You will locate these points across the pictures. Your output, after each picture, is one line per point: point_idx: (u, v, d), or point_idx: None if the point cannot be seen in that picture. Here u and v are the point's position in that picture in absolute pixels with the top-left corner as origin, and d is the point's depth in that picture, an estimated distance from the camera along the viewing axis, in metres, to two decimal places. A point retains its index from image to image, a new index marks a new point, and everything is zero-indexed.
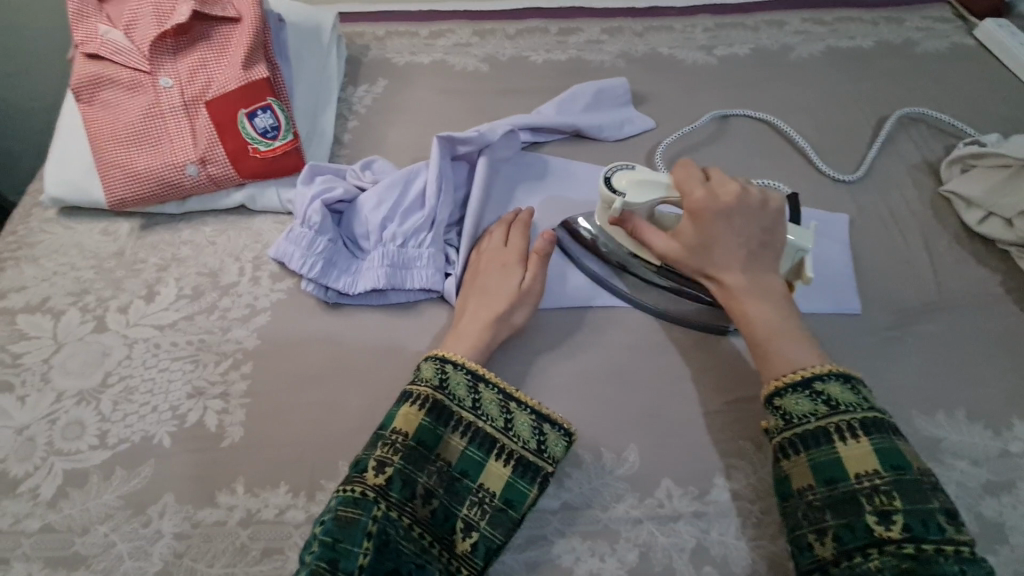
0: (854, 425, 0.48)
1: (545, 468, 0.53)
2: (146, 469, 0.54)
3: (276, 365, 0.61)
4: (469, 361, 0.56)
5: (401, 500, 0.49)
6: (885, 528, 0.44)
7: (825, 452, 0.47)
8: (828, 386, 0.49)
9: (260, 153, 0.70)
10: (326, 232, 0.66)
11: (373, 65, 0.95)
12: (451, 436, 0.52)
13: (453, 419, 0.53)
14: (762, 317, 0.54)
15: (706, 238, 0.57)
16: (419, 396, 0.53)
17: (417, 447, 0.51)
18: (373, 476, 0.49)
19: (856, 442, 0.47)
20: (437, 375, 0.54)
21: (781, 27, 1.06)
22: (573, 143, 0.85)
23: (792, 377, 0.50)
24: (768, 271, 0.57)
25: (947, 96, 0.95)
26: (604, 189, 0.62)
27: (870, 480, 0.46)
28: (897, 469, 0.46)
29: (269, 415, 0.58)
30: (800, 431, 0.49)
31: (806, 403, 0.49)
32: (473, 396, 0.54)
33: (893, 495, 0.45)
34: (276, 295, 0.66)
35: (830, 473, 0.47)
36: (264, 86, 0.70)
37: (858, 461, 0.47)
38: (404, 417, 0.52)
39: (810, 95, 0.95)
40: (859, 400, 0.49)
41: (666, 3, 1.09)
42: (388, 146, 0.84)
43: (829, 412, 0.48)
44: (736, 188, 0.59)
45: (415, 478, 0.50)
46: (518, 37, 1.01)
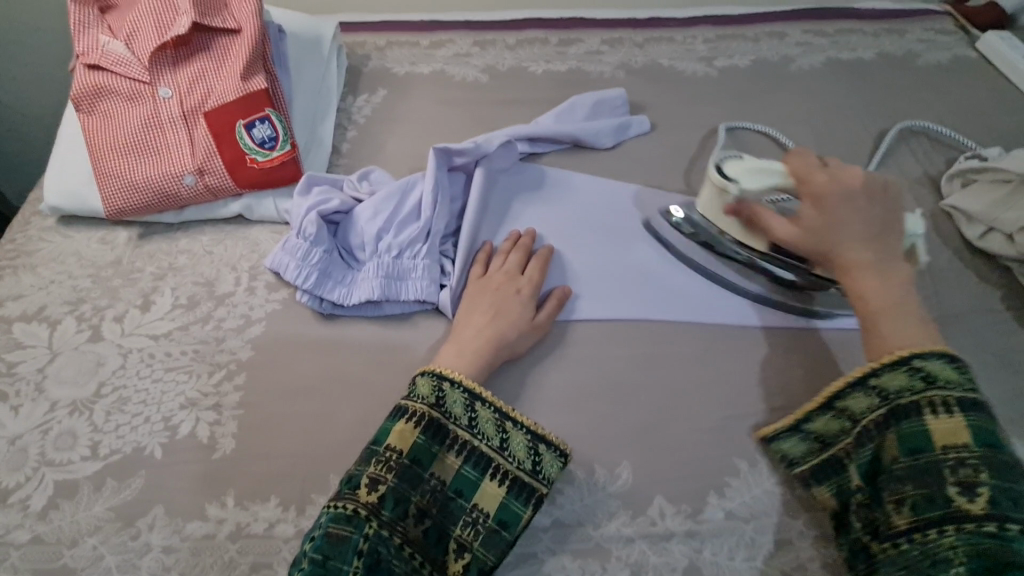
0: (949, 402, 0.47)
1: (540, 489, 0.52)
2: (136, 481, 0.54)
3: (268, 377, 0.61)
4: (466, 379, 0.55)
5: (394, 519, 0.49)
6: (969, 500, 0.43)
7: (914, 425, 0.47)
8: (927, 362, 0.49)
9: (258, 163, 0.70)
10: (321, 243, 0.65)
11: (373, 75, 0.96)
12: (446, 455, 0.52)
13: (449, 438, 0.53)
14: (882, 297, 0.53)
15: (828, 219, 0.57)
16: (414, 413, 0.53)
17: (412, 466, 0.51)
18: (366, 494, 0.49)
19: (947, 417, 0.46)
20: (434, 393, 0.54)
21: (781, 38, 1.06)
22: (571, 154, 0.85)
23: (887, 357, 0.50)
24: (890, 258, 0.55)
25: (948, 109, 0.95)
26: (716, 176, 0.66)
27: (958, 453, 0.45)
28: (989, 448, 0.45)
29: (260, 427, 0.57)
30: (893, 405, 0.49)
31: (902, 379, 0.49)
32: (470, 415, 0.54)
33: (981, 470, 0.44)
34: (271, 306, 0.66)
35: (914, 444, 0.47)
36: (263, 97, 0.70)
37: (947, 435, 0.46)
38: (399, 434, 0.51)
39: (810, 107, 0.95)
40: (960, 380, 0.48)
41: (666, 14, 1.09)
42: (387, 155, 0.84)
43: (925, 387, 0.48)
44: (860, 176, 0.58)
45: (409, 496, 0.50)
46: (518, 48, 1.02)
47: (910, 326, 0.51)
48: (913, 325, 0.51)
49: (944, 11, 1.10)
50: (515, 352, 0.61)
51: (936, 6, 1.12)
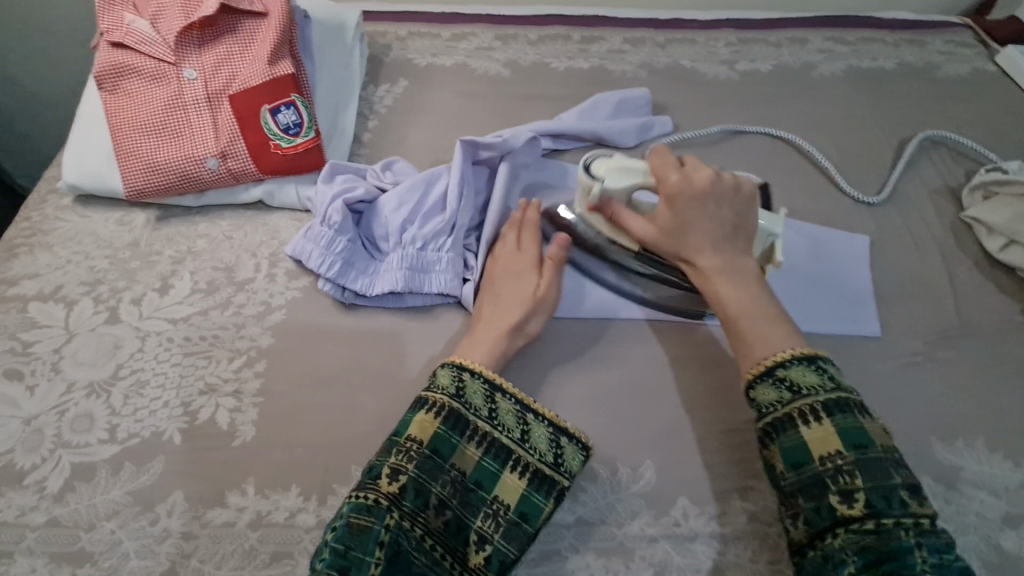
0: (816, 408, 0.47)
1: (561, 482, 0.52)
2: (155, 466, 0.53)
3: (290, 365, 0.60)
4: (485, 370, 0.55)
5: (415, 509, 0.48)
6: (848, 506, 0.44)
7: (792, 438, 0.47)
8: (788, 369, 0.49)
9: (282, 149, 0.69)
10: (345, 232, 0.64)
11: (394, 66, 0.95)
12: (466, 446, 0.52)
13: (469, 428, 0.52)
14: (732, 297, 0.54)
15: (679, 221, 0.57)
16: (435, 404, 0.52)
17: (432, 455, 0.50)
18: (387, 484, 0.48)
19: (818, 425, 0.47)
20: (454, 383, 0.54)
21: (803, 45, 1.06)
22: (593, 152, 0.84)
23: (758, 368, 0.51)
24: (743, 262, 0.56)
25: (967, 121, 0.95)
26: (582, 176, 0.63)
27: (833, 461, 0.46)
28: (858, 447, 0.45)
29: (280, 416, 0.57)
30: (769, 419, 0.49)
31: (772, 392, 0.49)
32: (490, 406, 0.54)
33: (855, 474, 0.45)
34: (291, 294, 0.65)
35: (796, 457, 0.47)
36: (289, 82, 0.69)
37: (821, 443, 0.46)
38: (419, 424, 0.51)
39: (831, 113, 0.95)
40: (823, 382, 0.48)
41: (688, 15, 1.09)
42: (408, 146, 0.83)
43: (793, 397, 0.48)
44: (711, 176, 0.57)
45: (430, 487, 0.49)
46: (540, 43, 1.01)
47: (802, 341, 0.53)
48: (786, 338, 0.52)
49: (965, 24, 1.10)
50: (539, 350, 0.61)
51: (956, 18, 1.12)
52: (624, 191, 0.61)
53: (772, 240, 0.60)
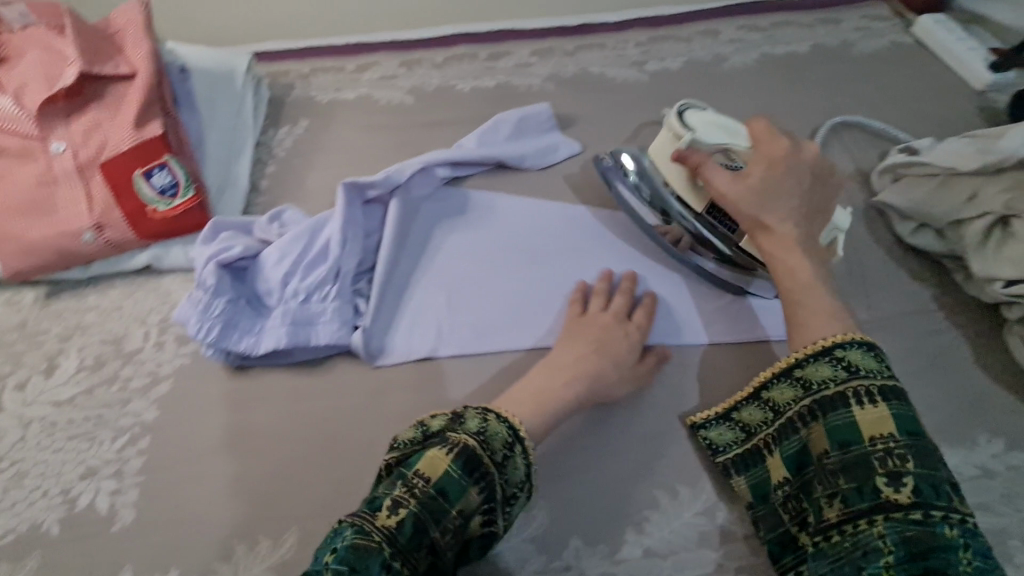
0: (872, 390, 0.48)
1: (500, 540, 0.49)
2: (30, 563, 0.52)
3: (175, 437, 0.59)
4: (512, 417, 0.52)
5: (409, 547, 0.44)
6: (895, 491, 0.44)
7: (842, 416, 0.49)
8: (849, 352, 0.51)
9: (160, 213, 0.68)
10: (223, 292, 0.62)
11: (295, 105, 0.94)
12: (473, 490, 0.47)
13: (479, 473, 0.47)
14: (804, 271, 0.58)
15: (772, 184, 0.60)
16: (455, 442, 0.48)
17: (437, 496, 0.45)
18: (385, 517, 0.44)
19: (873, 407, 0.48)
20: (477, 424, 0.50)
21: (715, 37, 1.04)
22: (496, 175, 0.83)
23: (814, 347, 0.53)
24: (811, 234, 0.60)
25: (882, 99, 0.93)
26: (675, 121, 0.65)
27: (884, 443, 0.46)
28: (911, 434, 0.46)
29: (164, 493, 0.55)
30: (818, 397, 0.51)
31: (827, 369, 0.51)
32: (506, 453, 0.50)
33: (906, 459, 0.45)
34: (179, 361, 0.64)
35: (844, 436, 0.48)
36: (160, 143, 0.68)
37: (873, 425, 0.47)
38: (429, 460, 0.47)
39: (744, 105, 0.93)
40: (881, 368, 0.50)
41: (598, 19, 1.08)
42: (307, 189, 0.82)
43: (849, 377, 0.50)
44: (816, 152, 0.63)
45: (429, 529, 0.45)
46: (446, 65, 1.00)
47: (824, 318, 0.55)
48: (822, 313, 0.55)
49: None
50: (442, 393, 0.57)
51: None
52: (716, 146, 0.64)
53: (835, 233, 0.63)
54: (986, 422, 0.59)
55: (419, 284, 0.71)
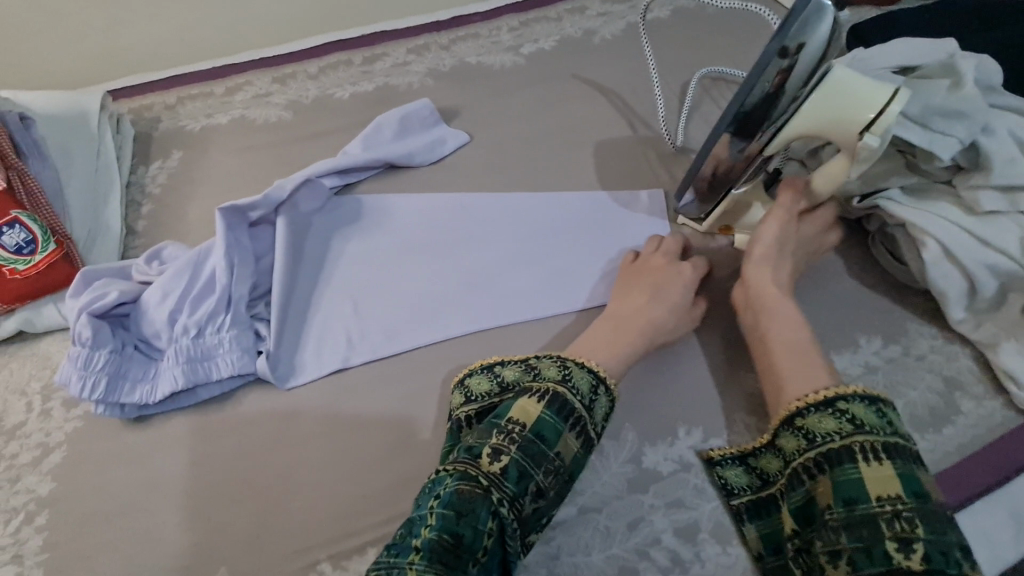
0: (877, 447, 0.46)
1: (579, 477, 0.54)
2: None
3: (75, 506, 0.55)
4: (591, 364, 0.56)
5: (517, 493, 0.47)
6: (906, 557, 0.42)
7: (849, 472, 0.46)
8: (851, 405, 0.49)
9: (20, 272, 0.62)
10: (105, 344, 0.58)
11: (165, 138, 0.89)
12: (568, 436, 0.51)
13: (572, 416, 0.51)
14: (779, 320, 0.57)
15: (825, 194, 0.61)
16: (543, 390, 0.52)
17: (535, 440, 0.49)
18: (488, 463, 0.48)
19: (879, 465, 0.45)
20: (560, 372, 0.54)
21: (582, 13, 1.07)
22: (386, 176, 0.82)
23: (817, 397, 0.50)
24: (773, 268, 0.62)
25: (742, 49, 0.98)
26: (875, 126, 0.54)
27: (892, 504, 0.44)
28: (919, 496, 0.44)
29: (72, 566, 0.52)
30: (823, 449, 0.48)
31: (830, 422, 0.49)
32: (591, 398, 0.53)
33: (915, 523, 0.43)
34: (69, 425, 0.60)
35: (850, 494, 0.45)
36: (6, 200, 0.63)
37: (880, 483, 0.45)
38: (523, 409, 0.50)
39: (619, 71, 0.96)
40: (882, 425, 0.48)
41: (469, 10, 1.08)
42: (189, 222, 0.78)
43: (854, 431, 0.47)
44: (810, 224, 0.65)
45: (531, 472, 0.49)
46: (322, 75, 0.98)
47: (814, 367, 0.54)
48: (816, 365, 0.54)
49: None
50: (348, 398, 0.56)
51: None
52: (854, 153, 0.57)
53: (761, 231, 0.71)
54: (863, 325, 0.65)
55: (322, 299, 0.69)
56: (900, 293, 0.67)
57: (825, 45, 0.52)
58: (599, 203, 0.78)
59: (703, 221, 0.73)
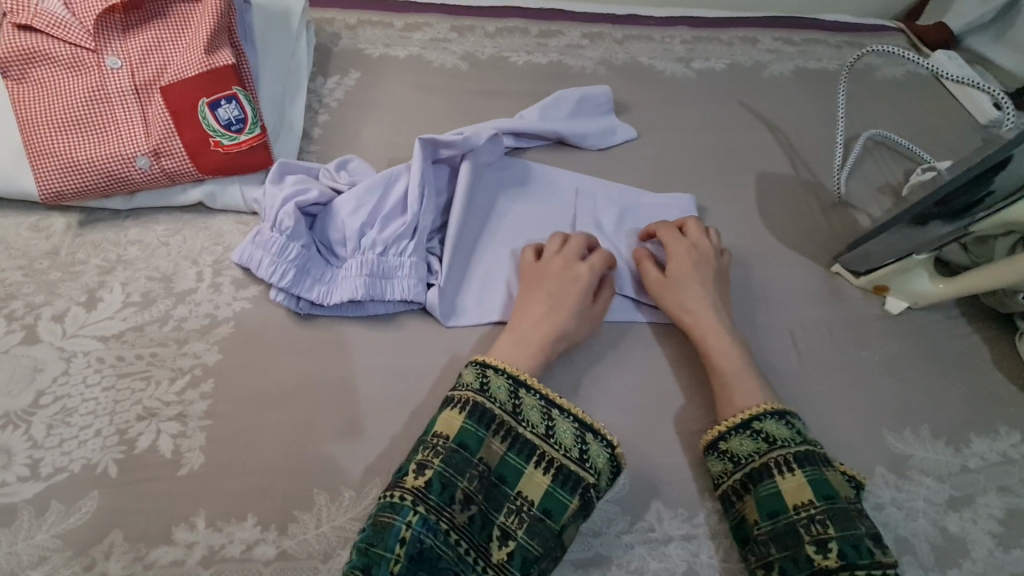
0: (788, 459, 0.51)
1: (586, 478, 0.50)
2: (88, 504, 0.48)
3: (240, 384, 0.56)
4: (509, 366, 0.55)
5: (441, 504, 0.47)
6: (824, 557, 0.46)
7: (767, 487, 0.50)
8: (764, 423, 0.53)
9: (223, 147, 0.63)
10: (299, 237, 0.61)
11: (344, 56, 0.90)
12: (492, 440, 0.50)
13: (494, 422, 0.51)
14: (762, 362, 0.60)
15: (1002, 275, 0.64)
16: (460, 400, 0.52)
17: (459, 449, 0.49)
18: (413, 479, 0.47)
19: (791, 476, 0.50)
20: (478, 379, 0.53)
21: (753, 44, 1.07)
22: (555, 150, 0.84)
23: (734, 420, 0.55)
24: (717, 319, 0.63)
25: (905, 121, 0.99)
26: None
27: (806, 511, 0.48)
28: (829, 498, 0.48)
29: (232, 440, 0.52)
30: (746, 469, 0.52)
31: (749, 443, 0.53)
32: (515, 402, 0.52)
33: (827, 525, 0.47)
34: (239, 305, 0.60)
35: (771, 507, 0.49)
36: (229, 73, 0.63)
37: (794, 493, 0.49)
38: (445, 421, 0.50)
39: (784, 110, 0.97)
40: (793, 435, 0.52)
41: (645, 12, 1.09)
42: (363, 144, 0.79)
43: (769, 448, 0.52)
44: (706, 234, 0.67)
45: (456, 481, 0.48)
46: (498, 36, 0.98)
47: None
48: None
49: (898, 28, 1.14)
50: (540, 351, 0.57)
51: (891, 23, 1.15)
52: None
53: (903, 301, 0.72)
54: (1006, 416, 0.66)
55: (485, 252, 0.69)
56: None
57: None
58: (756, 231, 0.79)
59: (859, 276, 0.74)
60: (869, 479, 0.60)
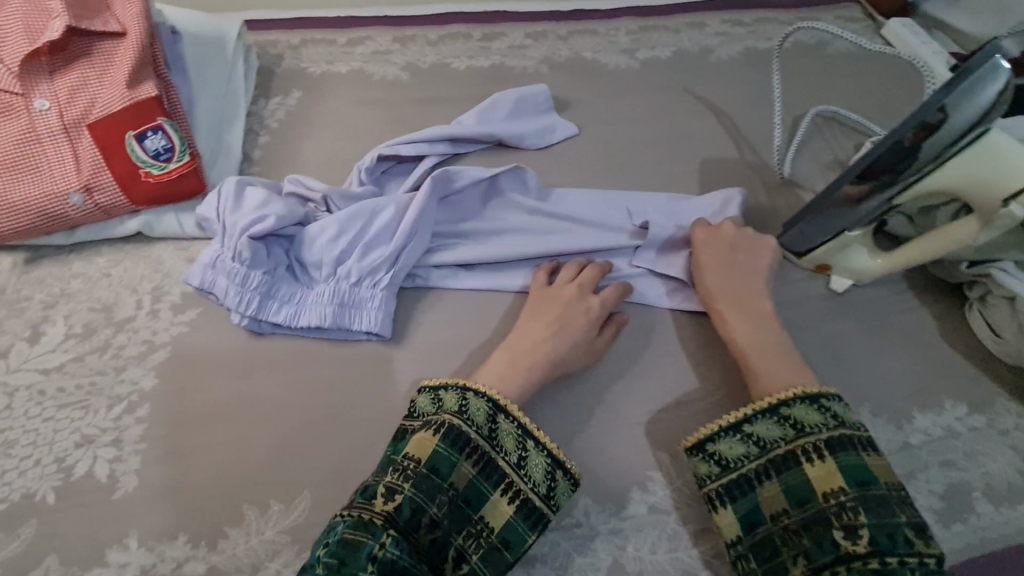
0: (820, 445, 0.49)
1: (548, 515, 0.50)
2: (26, 532, 0.50)
3: (175, 407, 0.57)
4: (492, 392, 0.53)
5: (408, 528, 0.46)
6: (854, 542, 0.45)
7: (795, 474, 0.49)
8: (792, 408, 0.52)
9: (153, 177, 0.65)
10: (258, 262, 0.62)
11: (286, 76, 0.92)
12: (463, 464, 0.49)
13: (469, 446, 0.50)
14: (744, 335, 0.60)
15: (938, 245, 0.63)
16: (437, 423, 0.50)
17: (430, 475, 0.48)
18: (382, 503, 0.47)
19: (821, 462, 0.49)
20: (458, 403, 0.52)
21: (701, 29, 1.06)
22: (495, 153, 0.84)
23: (763, 403, 0.53)
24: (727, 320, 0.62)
25: (858, 95, 0.97)
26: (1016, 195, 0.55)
27: (836, 497, 0.47)
28: (861, 485, 0.47)
29: (165, 462, 0.54)
30: (773, 456, 0.51)
31: (775, 428, 0.52)
32: (491, 427, 0.51)
33: (859, 511, 0.46)
34: (176, 330, 0.62)
35: (801, 495, 0.48)
36: (154, 105, 0.65)
37: (824, 479, 0.48)
38: (418, 443, 0.49)
39: (731, 93, 0.96)
40: (826, 420, 0.51)
41: (590, 5, 1.08)
42: (303, 162, 0.81)
43: (798, 434, 0.51)
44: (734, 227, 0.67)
45: (425, 507, 0.47)
46: (440, 43, 0.99)
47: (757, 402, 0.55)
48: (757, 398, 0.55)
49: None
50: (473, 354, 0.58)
51: None
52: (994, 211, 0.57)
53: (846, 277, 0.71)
54: (952, 389, 0.65)
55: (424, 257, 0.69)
56: (992, 364, 0.67)
57: (986, 110, 0.55)
58: None
59: (802, 256, 0.73)
60: None
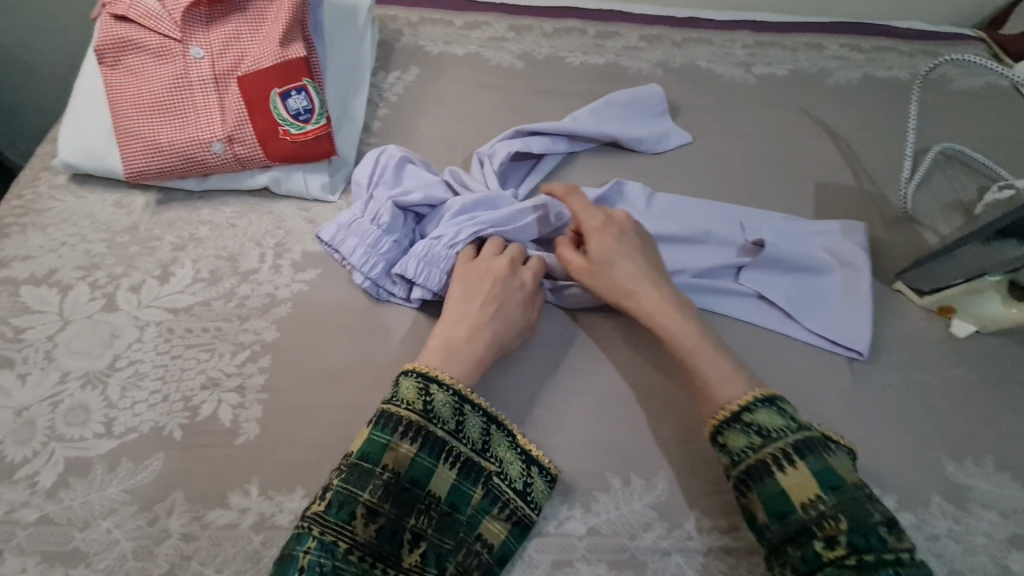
0: (787, 451, 0.48)
1: (488, 467, 0.51)
2: (154, 464, 0.52)
3: (295, 362, 0.58)
4: (419, 366, 0.53)
5: (343, 522, 0.45)
6: (830, 548, 0.44)
7: (770, 485, 0.47)
8: (754, 414, 0.50)
9: (291, 136, 0.66)
10: (391, 228, 0.63)
11: (405, 52, 0.92)
12: (399, 444, 0.48)
13: (400, 425, 0.49)
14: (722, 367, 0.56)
15: None
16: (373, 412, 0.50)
17: (360, 463, 0.47)
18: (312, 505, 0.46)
19: (794, 469, 0.47)
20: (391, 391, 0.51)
21: (819, 50, 1.03)
22: (608, 151, 0.83)
23: (724, 414, 0.52)
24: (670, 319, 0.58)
25: (982, 135, 0.93)
26: None
27: (815, 507, 0.45)
28: (835, 489, 0.46)
29: (284, 414, 0.55)
30: (743, 465, 0.49)
31: (743, 438, 0.50)
32: (425, 399, 0.51)
33: (838, 518, 0.44)
34: (296, 287, 0.63)
35: (779, 506, 0.47)
36: (301, 65, 0.66)
37: (798, 489, 0.46)
38: None
39: (848, 118, 0.93)
40: (787, 424, 0.50)
41: (705, 15, 1.07)
42: (419, 138, 0.81)
43: (763, 442, 0.49)
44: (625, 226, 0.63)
45: (357, 495, 0.46)
46: (555, 36, 0.99)
47: None
48: None
49: (979, 37, 1.08)
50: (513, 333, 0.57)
51: (971, 31, 1.09)
52: None
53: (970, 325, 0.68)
54: None
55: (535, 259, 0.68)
56: None
57: None
58: None
59: (924, 295, 0.70)
60: (925, 508, 0.57)
